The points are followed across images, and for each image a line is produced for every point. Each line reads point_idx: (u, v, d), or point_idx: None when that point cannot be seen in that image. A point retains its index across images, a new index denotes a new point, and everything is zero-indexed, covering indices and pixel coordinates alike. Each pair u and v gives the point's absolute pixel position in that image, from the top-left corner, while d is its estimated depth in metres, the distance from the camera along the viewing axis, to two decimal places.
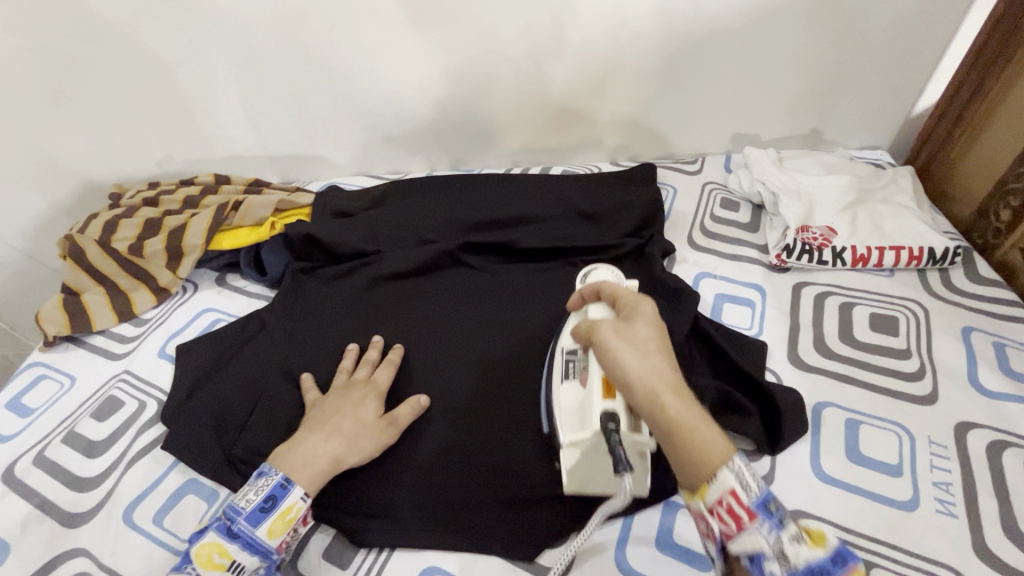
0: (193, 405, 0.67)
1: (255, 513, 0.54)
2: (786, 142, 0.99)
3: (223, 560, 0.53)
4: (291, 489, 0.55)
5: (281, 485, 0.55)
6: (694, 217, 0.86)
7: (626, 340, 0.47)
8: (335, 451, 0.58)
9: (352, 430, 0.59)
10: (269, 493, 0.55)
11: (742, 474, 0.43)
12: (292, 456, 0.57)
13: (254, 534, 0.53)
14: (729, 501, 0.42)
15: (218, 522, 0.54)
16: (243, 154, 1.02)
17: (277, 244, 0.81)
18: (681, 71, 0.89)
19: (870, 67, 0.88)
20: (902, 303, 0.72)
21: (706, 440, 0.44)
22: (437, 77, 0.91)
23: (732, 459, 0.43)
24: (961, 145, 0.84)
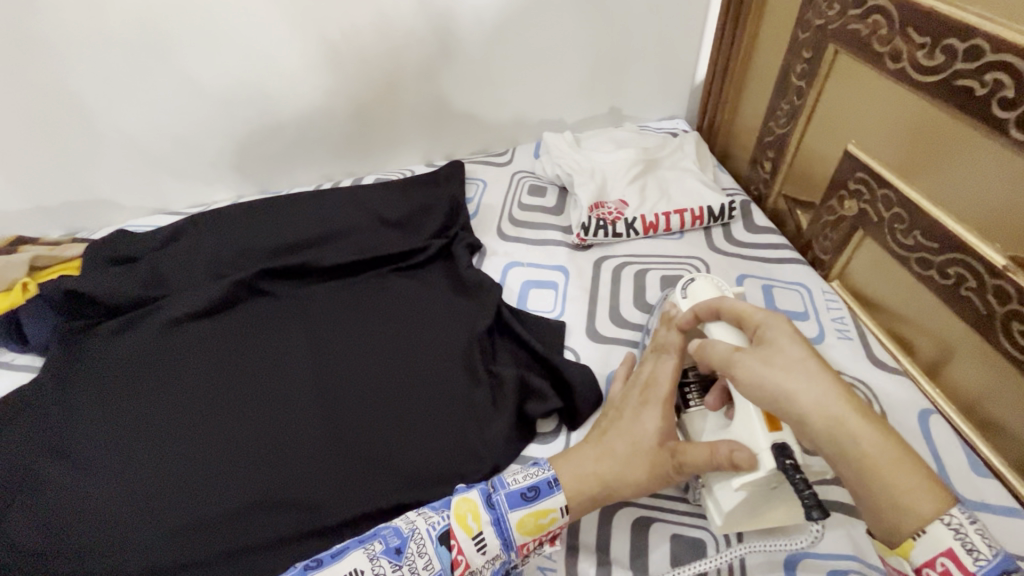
0: None
1: (517, 496, 0.49)
2: (590, 122, 1.03)
3: (474, 526, 0.48)
4: (556, 491, 0.50)
5: (547, 481, 0.50)
6: (503, 208, 0.87)
7: (764, 366, 0.43)
8: (606, 475, 0.50)
9: (629, 452, 0.50)
10: (534, 483, 0.50)
11: (970, 537, 0.36)
12: (572, 462, 0.52)
13: (508, 515, 0.48)
14: (946, 563, 0.36)
15: (482, 485, 0.51)
16: (5, 211, 0.89)
17: (37, 306, 0.72)
18: (469, 65, 0.89)
19: (644, 43, 0.94)
20: (687, 261, 0.78)
21: (906, 485, 0.38)
22: (214, 98, 0.85)
23: (948, 512, 0.37)
24: (732, 104, 0.90)
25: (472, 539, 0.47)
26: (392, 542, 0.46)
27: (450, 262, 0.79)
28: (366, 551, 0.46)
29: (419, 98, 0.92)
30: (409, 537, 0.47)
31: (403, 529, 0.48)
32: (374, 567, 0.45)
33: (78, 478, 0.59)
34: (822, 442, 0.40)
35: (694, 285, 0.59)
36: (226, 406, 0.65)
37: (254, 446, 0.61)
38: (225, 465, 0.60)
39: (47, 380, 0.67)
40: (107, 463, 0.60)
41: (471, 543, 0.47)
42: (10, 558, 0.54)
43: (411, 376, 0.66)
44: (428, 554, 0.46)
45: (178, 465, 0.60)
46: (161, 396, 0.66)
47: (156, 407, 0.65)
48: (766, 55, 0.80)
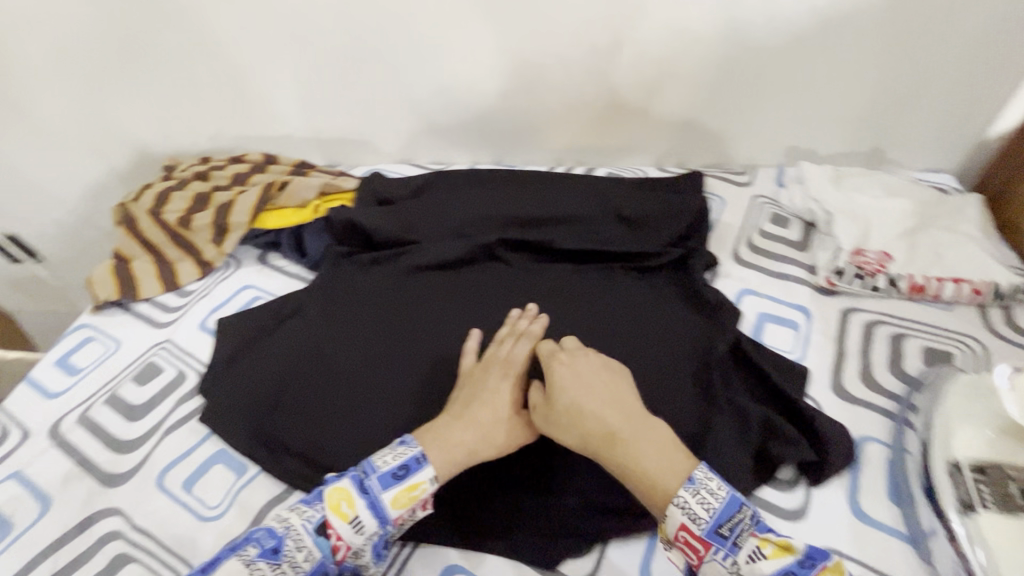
0: (232, 377, 0.68)
1: (387, 477, 0.52)
2: (843, 159, 0.95)
3: (349, 513, 0.50)
4: (424, 466, 0.53)
5: (417, 459, 0.53)
6: (741, 230, 0.83)
7: (553, 377, 0.57)
8: (482, 445, 0.55)
9: (491, 422, 0.56)
10: (404, 462, 0.53)
11: (691, 508, 0.46)
12: (436, 437, 0.55)
13: (381, 496, 0.51)
14: (684, 535, 0.46)
15: (354, 472, 0.53)
16: (291, 136, 1.04)
17: (319, 227, 0.82)
18: (739, 78, 0.86)
19: (941, 86, 0.84)
20: (958, 338, 0.69)
21: (658, 463, 0.49)
22: (488, 69, 0.90)
23: (690, 480, 0.47)
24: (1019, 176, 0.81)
25: (349, 522, 0.50)
26: (268, 544, 0.48)
27: (687, 272, 0.76)
28: (241, 558, 0.47)
29: (676, 101, 0.90)
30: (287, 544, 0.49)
31: (276, 529, 0.49)
32: (253, 571, 0.47)
33: (336, 388, 0.66)
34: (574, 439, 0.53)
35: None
36: (463, 359, 0.68)
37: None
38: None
39: (315, 292, 0.76)
40: (360, 381, 0.66)
41: (348, 526, 0.50)
42: (282, 442, 0.63)
43: (646, 376, 0.63)
44: (308, 546, 0.49)
45: (419, 400, 0.65)
46: (406, 330, 0.71)
47: (401, 338, 0.70)
48: None
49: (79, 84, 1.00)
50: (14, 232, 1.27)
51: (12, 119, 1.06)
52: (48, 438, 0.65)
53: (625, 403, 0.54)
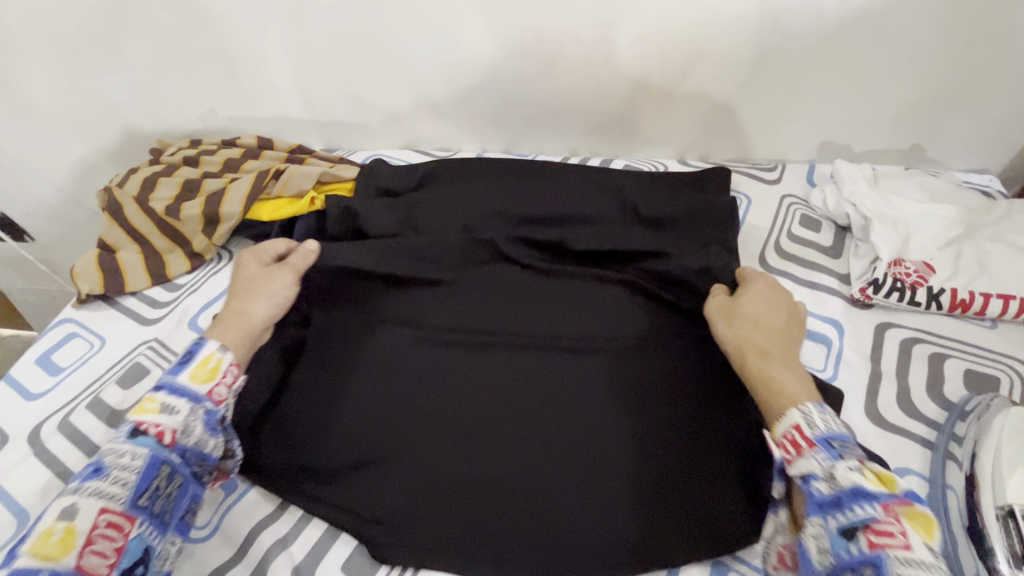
0: None
1: (178, 366, 0.54)
2: (879, 156, 0.88)
3: (151, 407, 0.51)
4: (207, 343, 0.56)
5: (197, 343, 0.57)
6: (769, 233, 0.78)
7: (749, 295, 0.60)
8: (270, 286, 0.64)
9: (247, 284, 0.64)
10: (187, 350, 0.56)
11: (813, 417, 0.48)
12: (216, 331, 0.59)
13: (176, 382, 0.53)
14: (794, 434, 0.48)
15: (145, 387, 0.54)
16: (288, 117, 0.97)
17: (316, 219, 0.77)
18: (774, 67, 0.79)
19: (994, 81, 0.77)
20: (1004, 359, 0.64)
21: (789, 378, 0.52)
22: (500, 52, 0.83)
23: (822, 406, 0.49)
24: None
25: (158, 413, 0.51)
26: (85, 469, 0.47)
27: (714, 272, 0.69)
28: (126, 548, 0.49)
29: (703, 90, 0.84)
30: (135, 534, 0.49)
31: (94, 460, 0.49)
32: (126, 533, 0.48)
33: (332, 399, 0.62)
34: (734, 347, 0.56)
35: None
36: (466, 371, 0.63)
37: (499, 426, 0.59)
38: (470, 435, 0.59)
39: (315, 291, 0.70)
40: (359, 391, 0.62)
41: (160, 416, 0.51)
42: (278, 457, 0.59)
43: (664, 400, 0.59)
44: (129, 451, 0.49)
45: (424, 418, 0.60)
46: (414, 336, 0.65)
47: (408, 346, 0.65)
48: None
49: (58, 56, 0.93)
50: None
51: None
52: (27, 445, 0.61)
53: (783, 334, 0.57)
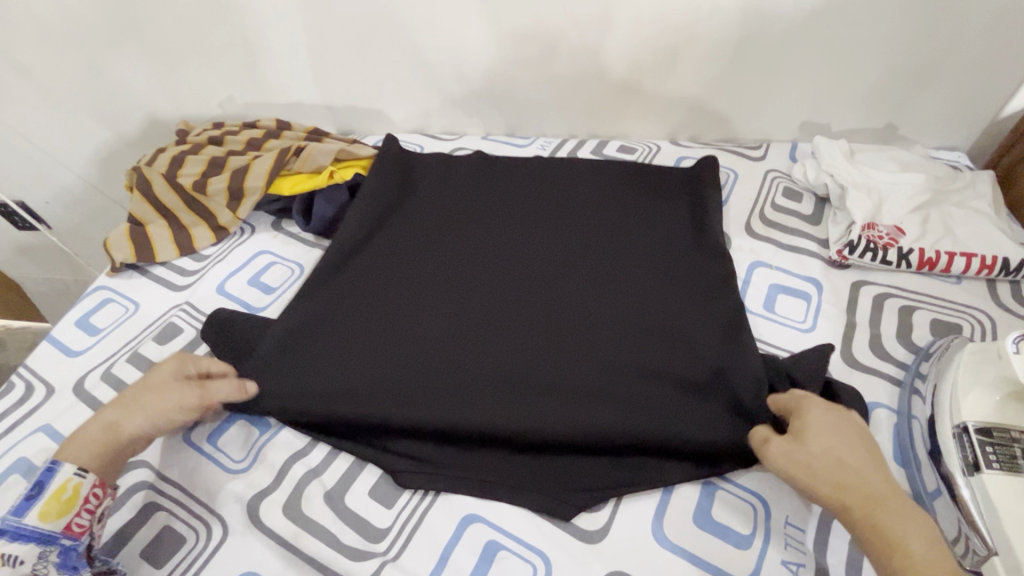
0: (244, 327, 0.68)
1: (23, 502, 0.49)
2: (857, 135, 0.95)
3: None
4: (59, 468, 0.51)
5: (49, 468, 0.51)
6: (754, 203, 0.84)
7: (812, 430, 0.49)
8: (161, 407, 0.55)
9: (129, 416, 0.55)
10: (36, 480, 0.50)
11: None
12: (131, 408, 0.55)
13: (21, 523, 0.48)
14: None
15: None
16: (303, 103, 1.03)
17: (333, 193, 0.82)
18: (756, 51, 0.86)
19: (959, 63, 0.83)
20: (967, 310, 0.70)
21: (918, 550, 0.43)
22: (502, 39, 0.89)
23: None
24: None
25: (0, 566, 0.46)
26: None
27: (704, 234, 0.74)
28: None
29: (692, 73, 0.90)
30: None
31: None
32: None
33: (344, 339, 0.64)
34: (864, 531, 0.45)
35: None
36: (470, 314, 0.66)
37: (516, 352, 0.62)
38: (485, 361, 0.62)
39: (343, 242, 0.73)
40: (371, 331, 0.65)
41: (3, 570, 0.46)
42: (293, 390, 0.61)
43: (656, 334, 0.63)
44: None
45: (445, 346, 0.63)
46: (437, 281, 0.69)
47: (432, 288, 0.69)
48: None
49: (85, 47, 0.99)
50: (20, 199, 1.27)
51: (18, 82, 1.05)
52: (73, 394, 0.66)
53: (882, 482, 0.47)
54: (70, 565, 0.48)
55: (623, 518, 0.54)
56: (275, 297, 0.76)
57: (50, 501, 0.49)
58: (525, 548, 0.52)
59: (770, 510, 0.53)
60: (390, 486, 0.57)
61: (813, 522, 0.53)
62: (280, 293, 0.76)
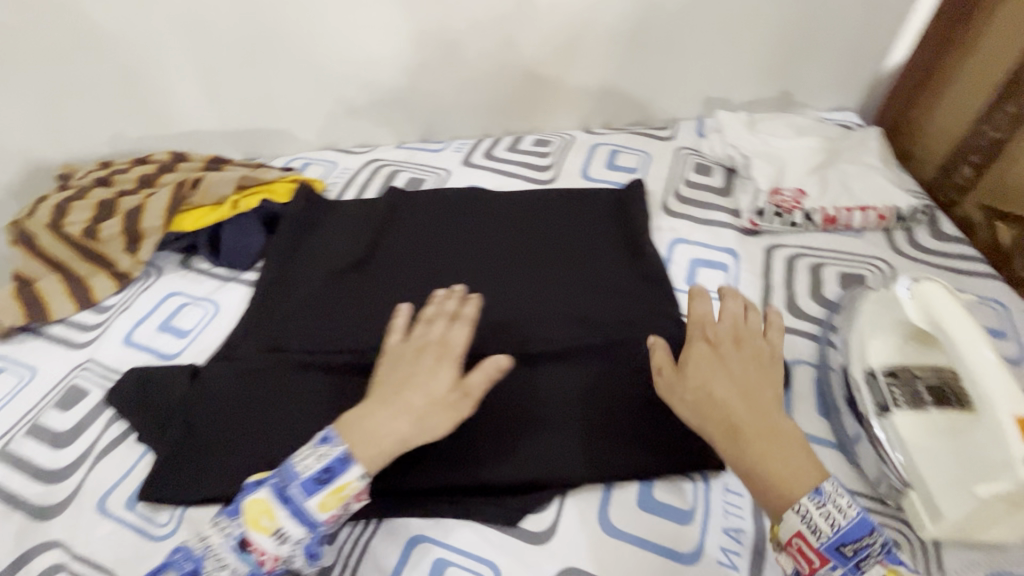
0: (159, 378, 0.65)
1: (309, 483, 0.48)
2: (757, 105, 0.99)
3: (268, 525, 0.47)
4: (350, 466, 0.49)
5: (341, 459, 0.50)
6: (668, 183, 0.86)
7: (691, 367, 0.53)
8: (434, 398, 0.53)
9: (424, 406, 0.53)
10: (329, 464, 0.49)
11: (813, 518, 0.43)
12: (363, 428, 0.51)
13: (305, 503, 0.48)
14: (799, 543, 0.43)
15: (274, 480, 0.49)
16: (201, 130, 0.97)
17: (241, 223, 0.79)
18: (651, 33, 0.88)
19: (835, 28, 0.88)
20: (869, 261, 0.74)
21: (779, 457, 0.46)
22: (402, 43, 0.88)
23: (818, 490, 0.44)
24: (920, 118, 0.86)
25: (271, 534, 0.47)
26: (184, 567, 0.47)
27: (630, 236, 0.77)
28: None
29: (592, 63, 0.91)
30: (203, 557, 0.47)
31: (195, 552, 0.48)
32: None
33: (262, 382, 0.64)
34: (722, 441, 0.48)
35: (920, 286, 0.55)
36: None
37: None
38: None
39: (263, 293, 0.73)
40: (291, 373, 0.64)
41: (272, 538, 0.47)
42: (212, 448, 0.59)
43: (573, 334, 0.66)
44: (230, 565, 0.47)
45: (381, 369, 0.64)
46: (366, 309, 0.70)
47: (363, 320, 0.69)
48: (996, 53, 0.74)
49: None
50: None
51: None
52: None
53: (762, 396, 0.50)
54: (308, 552, 0.48)
55: (568, 514, 0.54)
56: (190, 341, 0.71)
57: (331, 493, 0.48)
58: (476, 562, 0.51)
59: (709, 482, 0.55)
60: None
61: None
62: (195, 336, 0.72)
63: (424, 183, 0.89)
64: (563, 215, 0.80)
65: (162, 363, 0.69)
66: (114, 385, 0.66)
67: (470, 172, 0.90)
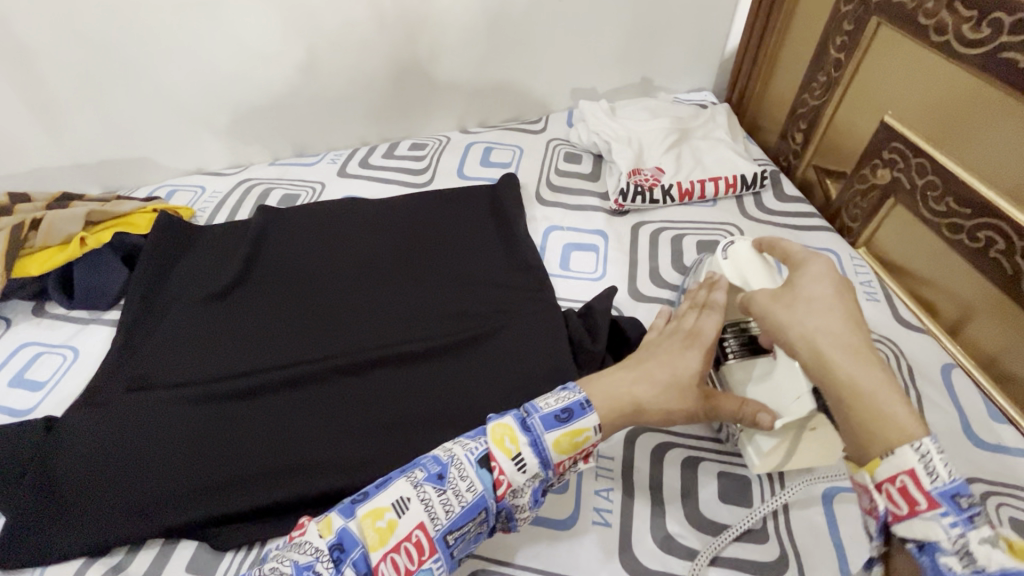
0: (7, 435, 0.60)
1: (551, 418, 0.48)
2: (621, 92, 1.04)
3: (511, 449, 0.47)
4: (588, 413, 0.49)
5: (580, 404, 0.49)
6: (540, 174, 0.89)
7: (804, 278, 0.46)
8: (655, 392, 0.51)
9: (665, 380, 0.51)
10: (568, 405, 0.49)
11: (934, 459, 0.35)
12: (601, 385, 0.52)
13: (543, 437, 0.47)
14: (904, 481, 0.36)
15: (515, 410, 0.49)
16: (48, 166, 0.91)
17: (95, 260, 0.74)
18: (508, 32, 0.91)
19: (677, 15, 0.95)
20: (722, 227, 0.81)
21: (883, 392, 0.39)
22: (257, 58, 0.86)
23: (932, 437, 0.36)
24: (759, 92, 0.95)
25: (511, 460, 0.46)
26: (434, 467, 0.46)
27: (504, 229, 0.79)
28: (409, 479, 0.45)
29: (456, 64, 0.93)
30: (448, 464, 0.46)
31: (441, 456, 0.47)
32: (419, 493, 0.44)
33: (131, 421, 0.61)
34: (809, 354, 0.42)
35: (734, 247, 0.59)
36: (270, 361, 0.66)
37: (331, 376, 0.64)
38: (304, 397, 0.63)
39: (125, 330, 0.69)
40: (161, 407, 0.62)
41: (510, 464, 0.46)
42: (76, 497, 0.55)
43: (451, 330, 0.68)
44: (470, 479, 0.46)
45: (260, 390, 0.63)
46: (242, 332, 0.69)
47: (239, 344, 0.68)
48: (806, 28, 0.83)
49: None
50: None
51: None
52: None
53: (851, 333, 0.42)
54: (533, 496, 0.48)
55: None
56: (46, 392, 0.66)
57: (566, 435, 0.48)
58: None
59: None
60: (211, 553, 0.53)
61: (620, 450, 0.58)
62: (52, 386, 0.67)
63: (298, 198, 0.87)
64: (440, 215, 0.81)
65: (15, 420, 0.64)
66: None
67: (346, 182, 0.89)
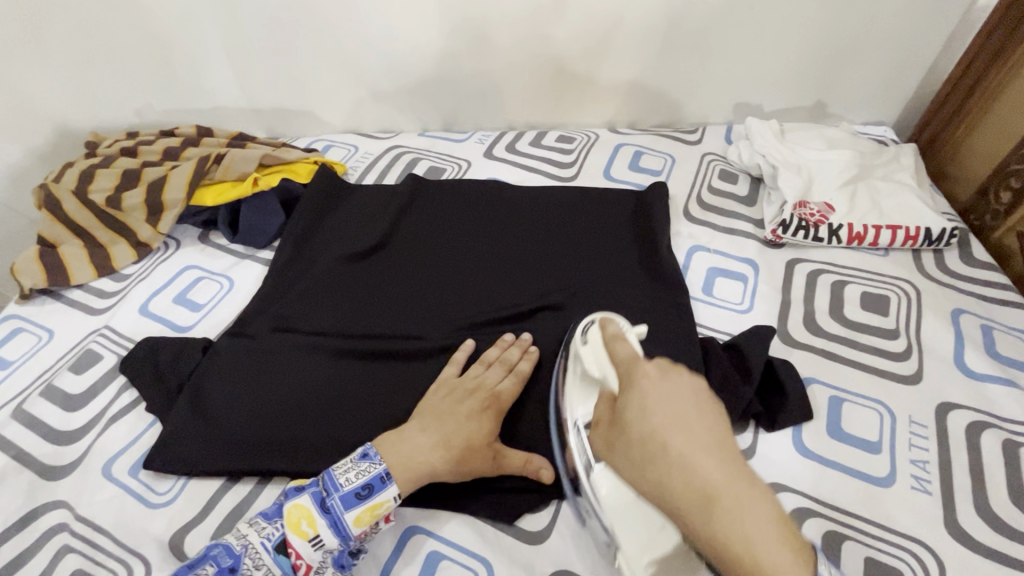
0: (163, 352, 0.66)
1: (350, 497, 0.49)
2: (789, 114, 0.96)
3: (309, 531, 0.48)
4: (388, 484, 0.50)
5: (381, 476, 0.51)
6: (691, 188, 0.84)
7: (633, 411, 0.39)
8: (464, 459, 0.52)
9: (461, 447, 0.53)
10: (368, 480, 0.50)
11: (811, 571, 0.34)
12: (401, 449, 0.53)
13: (343, 516, 0.49)
14: None
15: (315, 488, 0.50)
16: (227, 106, 0.98)
17: (259, 201, 0.80)
18: (685, 36, 0.86)
19: (879, 40, 0.85)
20: (894, 282, 0.72)
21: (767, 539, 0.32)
22: (432, 32, 0.87)
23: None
24: (958, 138, 0.84)
25: (308, 541, 0.48)
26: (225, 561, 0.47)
27: (648, 239, 0.75)
28: None
29: (623, 61, 0.90)
30: (242, 555, 0.47)
31: (234, 547, 0.48)
32: None
33: (271, 361, 0.64)
34: (681, 494, 0.34)
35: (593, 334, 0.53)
36: (401, 326, 0.67)
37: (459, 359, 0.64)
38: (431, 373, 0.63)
39: (276, 274, 0.73)
40: (297, 354, 0.65)
41: (308, 545, 0.48)
42: (218, 424, 0.59)
43: None
44: (267, 565, 0.48)
45: (391, 358, 0.64)
46: (378, 296, 0.71)
47: (375, 305, 0.70)
48: None
49: None
50: None
51: None
52: None
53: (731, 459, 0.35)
54: (337, 564, 0.49)
55: (564, 516, 0.53)
56: (203, 315, 0.72)
57: (366, 510, 0.49)
58: (468, 556, 0.51)
59: None
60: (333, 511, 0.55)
61: None
62: (209, 310, 0.73)
63: (444, 173, 0.89)
64: (584, 214, 0.79)
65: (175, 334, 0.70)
66: (125, 356, 0.66)
67: (491, 164, 0.89)
